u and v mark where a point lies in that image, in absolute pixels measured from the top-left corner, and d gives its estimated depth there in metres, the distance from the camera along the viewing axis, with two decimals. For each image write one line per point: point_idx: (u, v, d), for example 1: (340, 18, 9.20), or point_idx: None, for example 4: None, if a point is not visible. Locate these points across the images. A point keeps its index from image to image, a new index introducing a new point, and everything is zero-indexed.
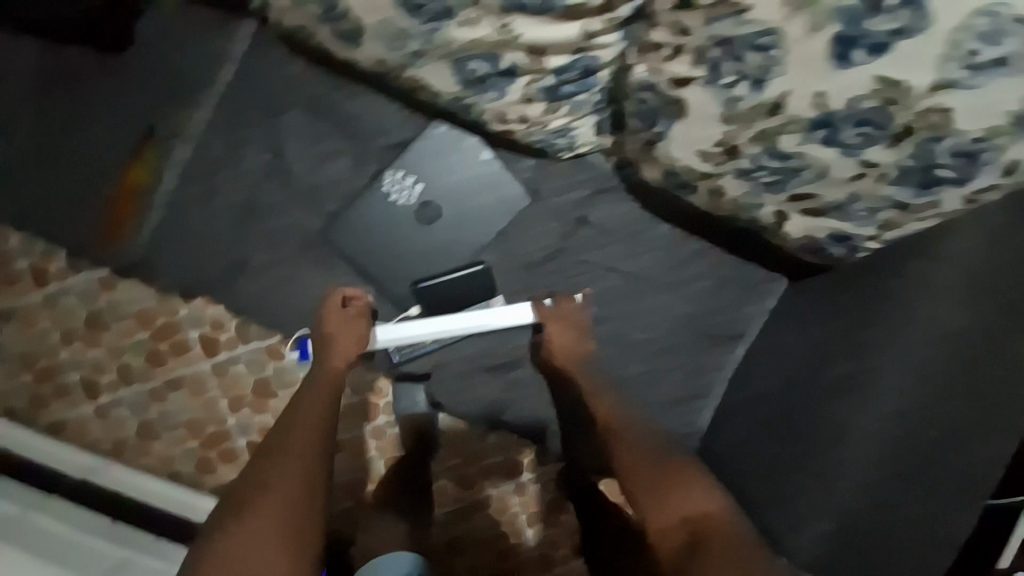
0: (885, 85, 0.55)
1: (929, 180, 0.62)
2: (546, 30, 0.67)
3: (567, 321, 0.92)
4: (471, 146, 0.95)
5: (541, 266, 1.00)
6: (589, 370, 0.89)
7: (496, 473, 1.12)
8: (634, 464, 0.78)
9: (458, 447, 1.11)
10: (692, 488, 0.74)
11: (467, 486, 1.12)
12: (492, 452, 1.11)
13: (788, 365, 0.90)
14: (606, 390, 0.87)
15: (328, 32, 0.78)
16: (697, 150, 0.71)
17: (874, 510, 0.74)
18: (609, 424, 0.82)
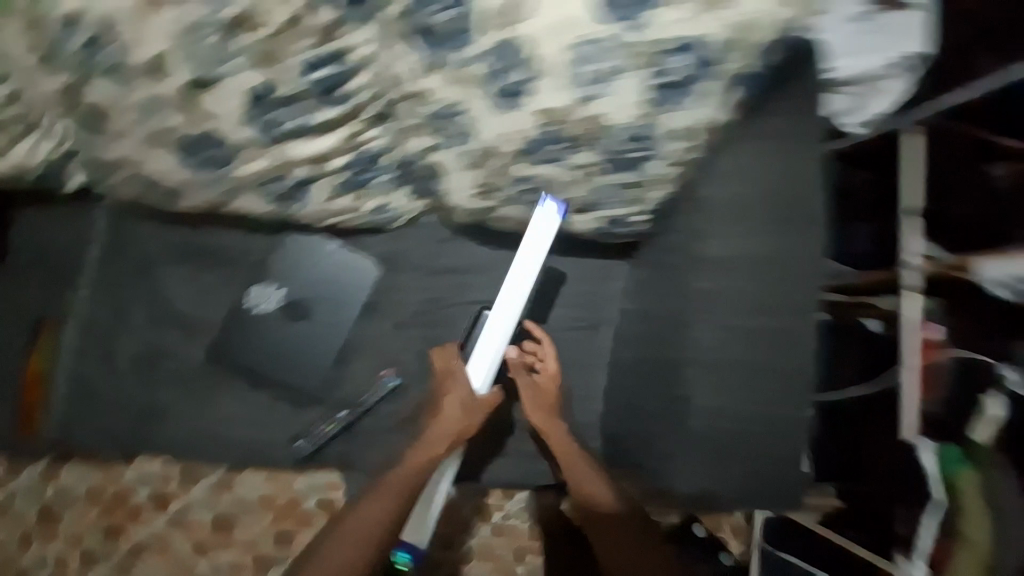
0: (546, 115, 0.70)
1: (630, 163, 0.78)
2: (315, 144, 0.83)
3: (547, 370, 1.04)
4: (317, 245, 1.07)
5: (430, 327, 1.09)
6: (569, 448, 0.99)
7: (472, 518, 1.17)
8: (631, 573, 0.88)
9: None
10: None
11: (448, 544, 1.16)
12: (462, 502, 1.17)
13: (643, 322, 1.02)
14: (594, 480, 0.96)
15: (151, 196, 0.91)
16: (470, 194, 0.88)
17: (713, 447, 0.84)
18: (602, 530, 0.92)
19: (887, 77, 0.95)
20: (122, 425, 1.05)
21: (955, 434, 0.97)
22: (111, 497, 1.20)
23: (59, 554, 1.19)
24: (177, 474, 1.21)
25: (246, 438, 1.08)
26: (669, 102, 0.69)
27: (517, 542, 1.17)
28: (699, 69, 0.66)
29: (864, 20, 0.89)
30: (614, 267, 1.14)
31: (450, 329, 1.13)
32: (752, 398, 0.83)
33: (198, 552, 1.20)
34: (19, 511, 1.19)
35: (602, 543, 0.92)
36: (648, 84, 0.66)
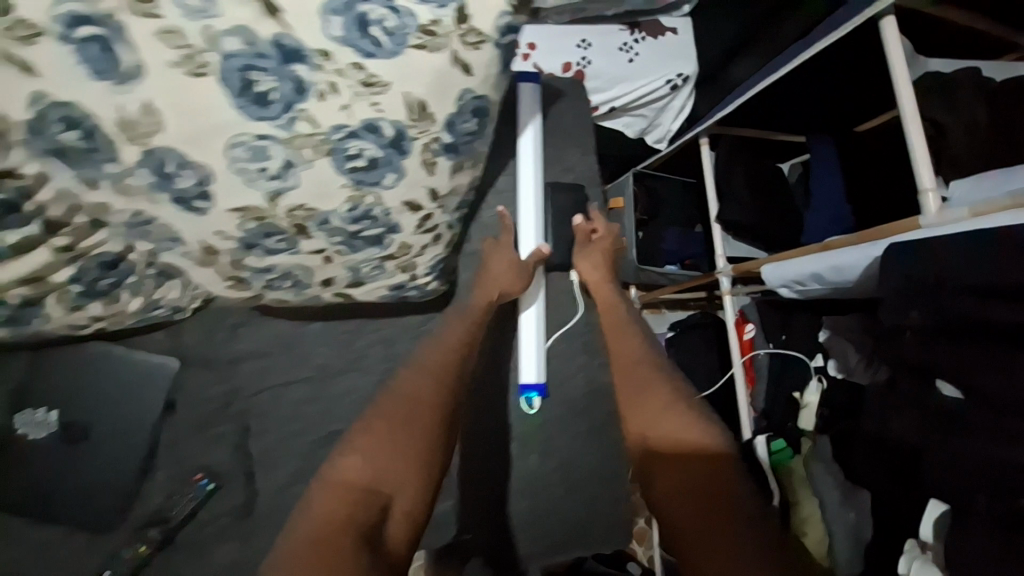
0: (241, 212, 0.65)
1: (372, 239, 0.75)
2: (22, 264, 0.75)
3: (601, 251, 1.04)
4: (88, 359, 0.98)
5: (261, 397, 1.05)
6: (648, 360, 0.87)
7: None
8: (673, 456, 0.71)
9: None
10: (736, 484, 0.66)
11: None
12: None
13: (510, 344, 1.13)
14: (656, 372, 0.83)
15: None
16: (222, 286, 0.81)
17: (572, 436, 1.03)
18: (700, 441, 0.72)
19: (676, 84, 1.29)
20: None
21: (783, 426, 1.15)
22: None
23: None
24: None
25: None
26: (373, 180, 0.67)
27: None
28: (393, 146, 0.66)
29: (637, 48, 1.26)
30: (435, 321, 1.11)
31: (262, 415, 1.04)
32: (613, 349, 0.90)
33: None
34: None
35: (667, 463, 0.71)
36: (341, 168, 0.64)
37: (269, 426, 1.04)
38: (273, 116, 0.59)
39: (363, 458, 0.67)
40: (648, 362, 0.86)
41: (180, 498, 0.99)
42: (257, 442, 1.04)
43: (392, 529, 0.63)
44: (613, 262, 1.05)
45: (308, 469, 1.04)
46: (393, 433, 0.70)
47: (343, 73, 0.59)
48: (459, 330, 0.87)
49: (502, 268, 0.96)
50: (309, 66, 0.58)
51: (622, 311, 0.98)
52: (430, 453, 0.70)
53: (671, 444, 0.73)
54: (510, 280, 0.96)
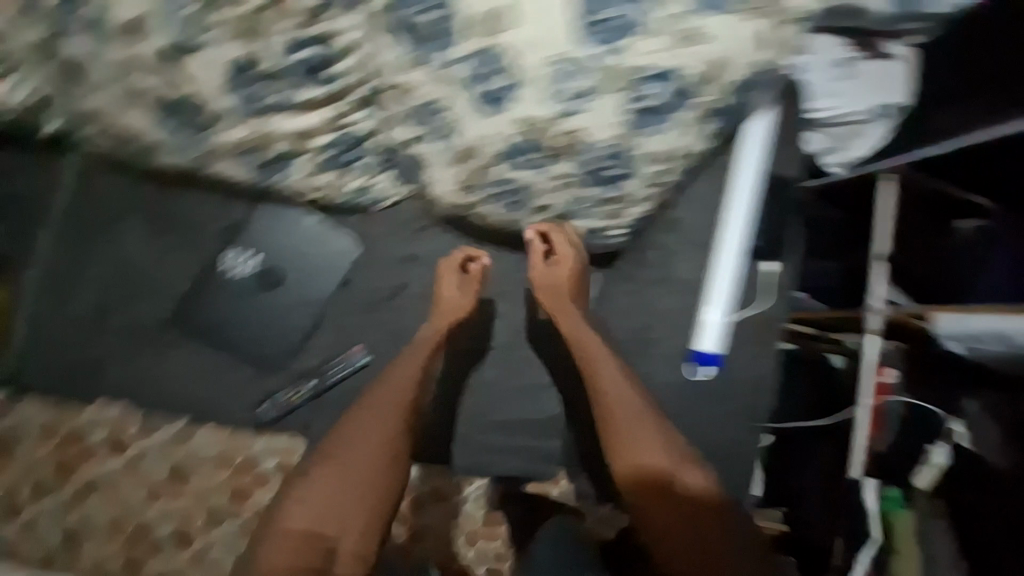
0: (523, 122, 0.70)
1: (608, 179, 0.78)
2: (301, 119, 0.83)
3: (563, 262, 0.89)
4: (291, 220, 1.08)
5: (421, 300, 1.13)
6: (649, 409, 0.83)
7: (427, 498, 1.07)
8: (655, 509, 0.78)
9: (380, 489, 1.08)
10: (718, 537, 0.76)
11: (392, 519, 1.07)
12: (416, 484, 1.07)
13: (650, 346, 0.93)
14: (631, 395, 0.83)
15: (131, 151, 0.90)
16: (449, 188, 0.87)
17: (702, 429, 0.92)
18: (679, 492, 0.78)
19: (872, 119, 1.00)
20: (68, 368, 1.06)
21: (893, 475, 0.98)
22: (57, 438, 1.09)
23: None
24: (123, 427, 1.09)
25: (217, 403, 1.08)
26: (645, 126, 0.70)
27: (471, 525, 1.06)
28: (675, 98, 0.68)
29: (854, 61, 1.01)
30: None
31: (417, 316, 1.13)
32: (586, 363, 0.87)
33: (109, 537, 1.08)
34: None
35: (655, 517, 0.78)
36: (624, 107, 0.68)
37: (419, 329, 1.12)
38: (597, 45, 0.63)
39: (323, 506, 0.83)
40: (634, 421, 0.81)
41: (336, 364, 1.09)
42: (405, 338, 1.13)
43: (341, 566, 0.80)
44: (575, 285, 0.90)
45: None
46: (325, 490, 0.84)
47: (669, 21, 0.63)
48: (385, 394, 0.92)
49: (455, 292, 1.02)
50: (645, 8, 0.62)
51: (579, 320, 0.89)
52: (372, 498, 0.84)
53: (652, 493, 0.78)
54: (456, 307, 1.01)
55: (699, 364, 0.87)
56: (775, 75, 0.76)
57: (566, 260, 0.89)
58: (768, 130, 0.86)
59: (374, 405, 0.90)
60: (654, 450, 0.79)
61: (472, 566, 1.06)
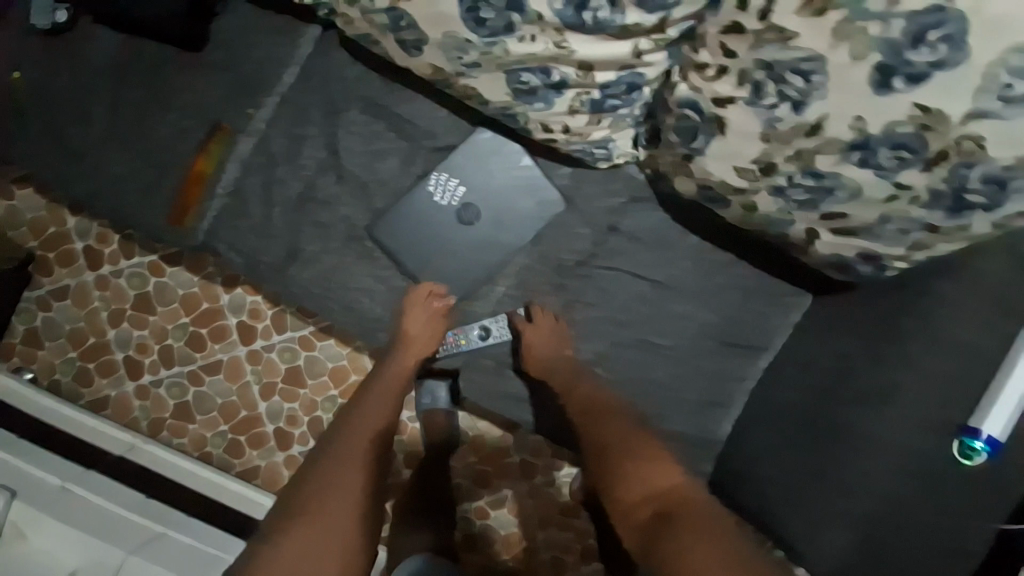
0: (919, 111, 0.57)
1: (960, 205, 0.64)
2: (603, 47, 0.71)
3: (546, 316, 1.02)
4: (512, 156, 0.99)
5: (608, 274, 1.04)
6: (638, 448, 0.81)
7: (517, 471, 1.17)
8: (657, 532, 0.72)
9: (480, 450, 1.17)
10: (705, 522, 0.70)
11: (486, 481, 1.17)
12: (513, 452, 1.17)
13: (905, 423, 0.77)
14: (619, 431, 0.84)
15: (391, 38, 0.81)
16: (732, 165, 0.75)
17: (943, 510, 0.75)
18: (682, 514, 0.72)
19: None
20: (267, 252, 0.99)
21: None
22: None
23: (141, 341, 1.26)
24: None
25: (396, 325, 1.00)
26: None
27: (549, 509, 1.16)
28: None
29: None
30: (796, 300, 1.02)
31: (599, 291, 1.04)
32: (587, 429, 0.87)
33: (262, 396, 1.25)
34: (121, 287, 1.25)
35: (664, 541, 0.70)
36: None
37: (599, 304, 1.04)
38: None
39: (292, 547, 0.71)
40: (620, 449, 0.82)
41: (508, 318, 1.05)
42: (582, 309, 1.05)
43: None
44: (559, 340, 1.00)
45: (608, 358, 1.05)
46: (290, 531, 0.72)
47: None
48: (366, 421, 0.84)
49: (423, 334, 0.95)
50: None
51: (584, 383, 0.94)
52: (337, 508, 0.74)
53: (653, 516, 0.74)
54: (424, 342, 0.95)
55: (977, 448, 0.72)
56: None
57: (549, 338, 0.99)
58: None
59: (340, 438, 0.81)
60: (647, 476, 0.78)
61: (540, 546, 1.16)
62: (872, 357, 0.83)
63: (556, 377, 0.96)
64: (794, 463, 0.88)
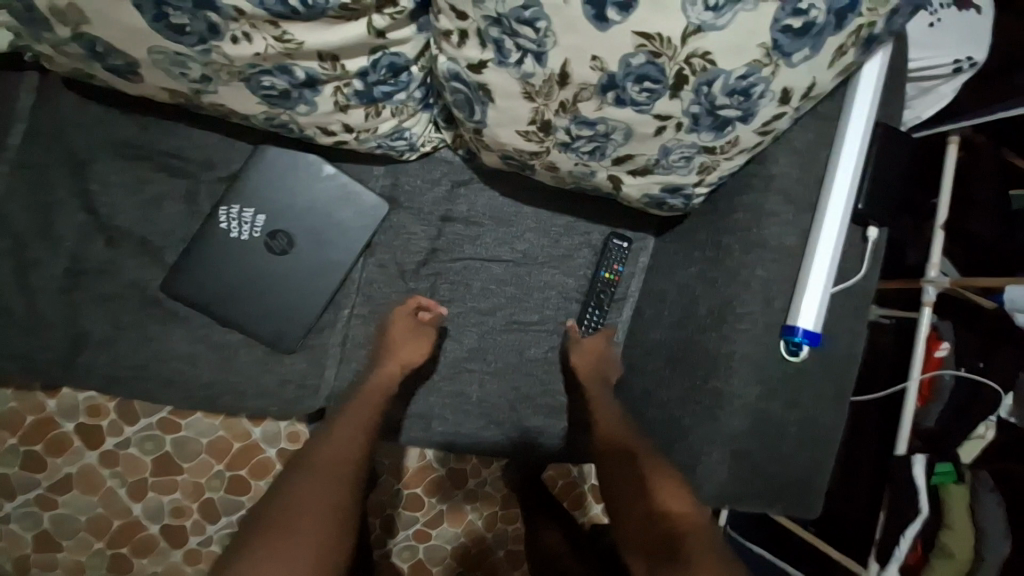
0: (644, 39, 0.55)
1: (719, 122, 0.65)
2: (328, 33, 0.64)
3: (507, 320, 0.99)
4: (307, 169, 0.89)
5: (456, 265, 0.99)
6: (665, 475, 0.79)
7: (447, 481, 1.15)
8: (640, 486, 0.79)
9: (404, 473, 1.14)
10: (676, 491, 0.77)
11: (420, 505, 1.14)
12: (438, 464, 1.15)
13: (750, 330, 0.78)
14: (613, 410, 0.91)
15: (101, 68, 0.69)
16: (516, 130, 0.72)
17: (796, 408, 0.80)
18: (650, 477, 0.79)
19: (946, 78, 0.90)
20: (45, 349, 0.83)
21: (943, 451, 0.90)
22: None
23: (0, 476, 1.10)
24: None
25: (235, 385, 0.89)
26: (788, 51, 0.58)
27: (490, 507, 1.15)
28: (837, 16, 0.57)
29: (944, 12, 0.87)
30: (642, 243, 1.03)
31: (453, 284, 0.99)
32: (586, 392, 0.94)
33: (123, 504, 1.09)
34: None
35: (652, 497, 0.77)
36: (779, 22, 0.56)
37: (456, 299, 0.99)
38: None
39: (281, 545, 0.66)
40: (643, 474, 0.80)
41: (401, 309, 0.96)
42: (441, 308, 0.99)
43: None
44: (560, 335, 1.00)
45: (481, 351, 1.01)
46: (283, 516, 0.69)
47: None
48: (352, 437, 0.81)
49: (407, 345, 0.91)
50: None
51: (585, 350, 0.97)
52: (333, 497, 0.73)
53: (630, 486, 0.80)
54: (406, 351, 0.91)
55: (799, 341, 0.75)
56: (873, 61, 0.75)
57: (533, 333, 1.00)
58: (883, 70, 0.76)
59: (329, 436, 0.81)
60: (662, 497, 0.77)
61: (492, 547, 1.15)
62: (709, 280, 0.85)
63: (588, 388, 0.94)
64: (663, 398, 0.89)
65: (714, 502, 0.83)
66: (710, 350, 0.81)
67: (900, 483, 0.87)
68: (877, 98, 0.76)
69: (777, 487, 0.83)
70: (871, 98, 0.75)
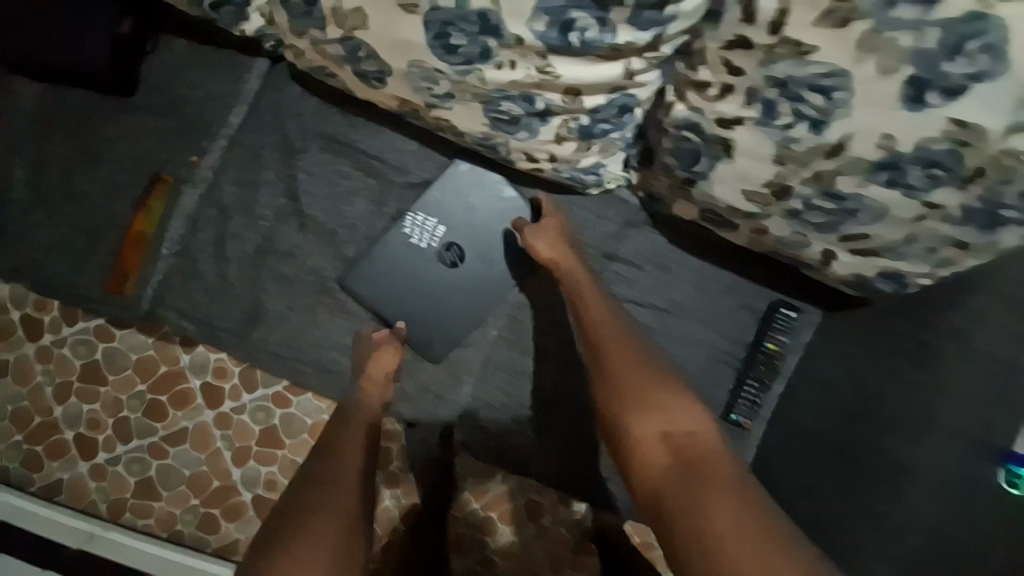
0: (955, 128, 0.51)
1: (994, 221, 0.59)
2: (586, 71, 0.63)
3: (555, 228, 0.85)
4: (494, 188, 0.90)
5: None
6: (666, 410, 0.66)
7: (523, 514, 0.91)
8: (631, 431, 0.66)
9: (477, 490, 0.92)
10: (694, 430, 0.64)
11: (489, 533, 0.91)
12: (516, 492, 0.92)
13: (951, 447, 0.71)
14: (619, 333, 0.74)
15: (348, 69, 0.72)
16: (742, 189, 0.69)
17: None
18: (660, 426, 0.65)
19: None
20: (220, 315, 0.88)
21: None
22: None
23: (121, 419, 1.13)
24: None
25: None
26: None
27: (561, 550, 0.90)
28: None
29: None
30: (807, 315, 0.96)
31: None
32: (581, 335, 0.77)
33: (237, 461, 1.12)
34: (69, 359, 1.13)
35: (650, 446, 0.64)
36: None
37: None
38: None
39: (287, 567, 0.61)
40: (655, 421, 0.65)
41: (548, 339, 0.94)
42: None
43: None
44: (564, 241, 0.84)
45: None
46: (286, 541, 0.63)
47: None
48: (353, 442, 0.74)
49: (386, 356, 0.83)
50: None
51: (577, 273, 0.82)
52: (330, 509, 0.65)
53: (649, 422, 0.65)
54: (387, 361, 0.83)
55: None
56: None
57: (562, 254, 0.83)
58: None
59: (331, 444, 0.74)
60: (665, 416, 0.65)
61: None
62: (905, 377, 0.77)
63: (590, 313, 0.77)
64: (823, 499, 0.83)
65: None
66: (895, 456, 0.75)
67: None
68: None
69: None
70: None
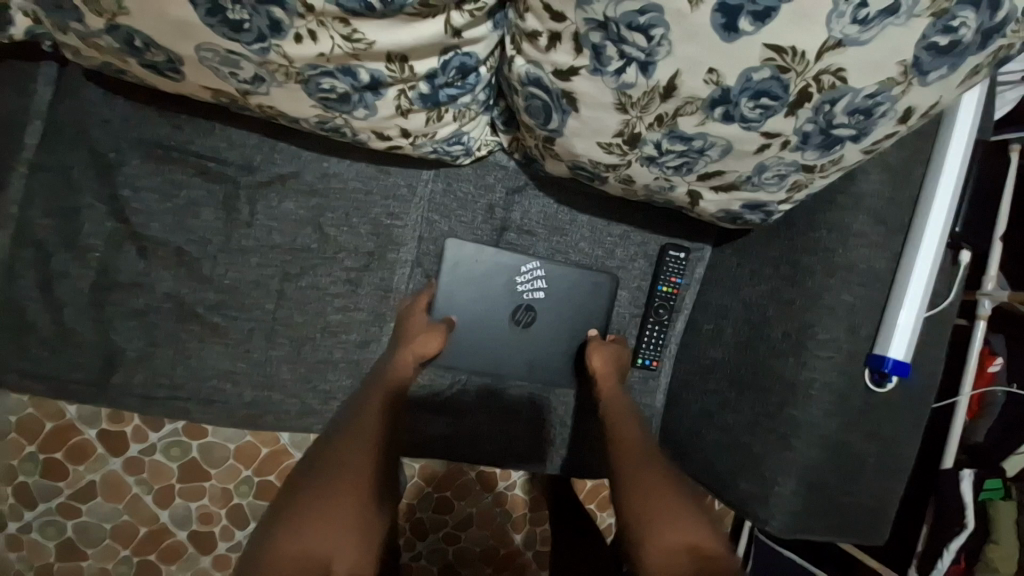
0: (773, 52, 0.50)
1: (829, 141, 0.59)
2: (404, 33, 0.56)
3: (607, 363, 0.89)
4: (374, 184, 0.86)
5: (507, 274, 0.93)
6: (677, 498, 0.69)
7: (476, 488, 1.04)
8: (644, 507, 0.68)
9: (431, 476, 1.02)
10: (695, 524, 0.66)
11: (447, 510, 1.03)
12: (467, 470, 1.03)
13: (825, 362, 0.74)
14: (636, 428, 0.80)
15: (136, 64, 0.62)
16: (598, 141, 0.65)
17: (870, 439, 0.78)
18: (668, 508, 0.68)
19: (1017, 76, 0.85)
20: (78, 364, 0.80)
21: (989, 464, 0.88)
22: None
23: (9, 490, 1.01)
24: None
25: (277, 402, 0.86)
26: (926, 70, 0.52)
27: (515, 511, 1.05)
28: (984, 36, 0.51)
29: None
30: (699, 250, 0.98)
31: None
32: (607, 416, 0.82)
33: (160, 503, 1.05)
34: None
35: (656, 526, 0.66)
36: (925, 38, 0.50)
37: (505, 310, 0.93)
38: None
39: (323, 520, 0.62)
40: (653, 498, 0.69)
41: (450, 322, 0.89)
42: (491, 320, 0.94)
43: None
44: (610, 362, 0.89)
45: None
46: (331, 489, 0.65)
47: None
48: (372, 414, 0.75)
49: (421, 337, 0.83)
50: None
51: (607, 372, 0.88)
52: (357, 467, 0.68)
53: (660, 505, 0.68)
54: (420, 351, 0.83)
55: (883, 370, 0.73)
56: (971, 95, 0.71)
57: (603, 369, 0.88)
58: (978, 106, 0.72)
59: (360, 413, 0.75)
60: (679, 520, 0.66)
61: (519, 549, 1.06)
62: (781, 300, 0.81)
63: (603, 387, 0.87)
64: (723, 426, 0.87)
65: (777, 534, 0.79)
66: (780, 377, 0.78)
67: (945, 497, 0.87)
68: (971, 133, 0.72)
69: (841, 519, 0.80)
70: (969, 129, 0.71)
